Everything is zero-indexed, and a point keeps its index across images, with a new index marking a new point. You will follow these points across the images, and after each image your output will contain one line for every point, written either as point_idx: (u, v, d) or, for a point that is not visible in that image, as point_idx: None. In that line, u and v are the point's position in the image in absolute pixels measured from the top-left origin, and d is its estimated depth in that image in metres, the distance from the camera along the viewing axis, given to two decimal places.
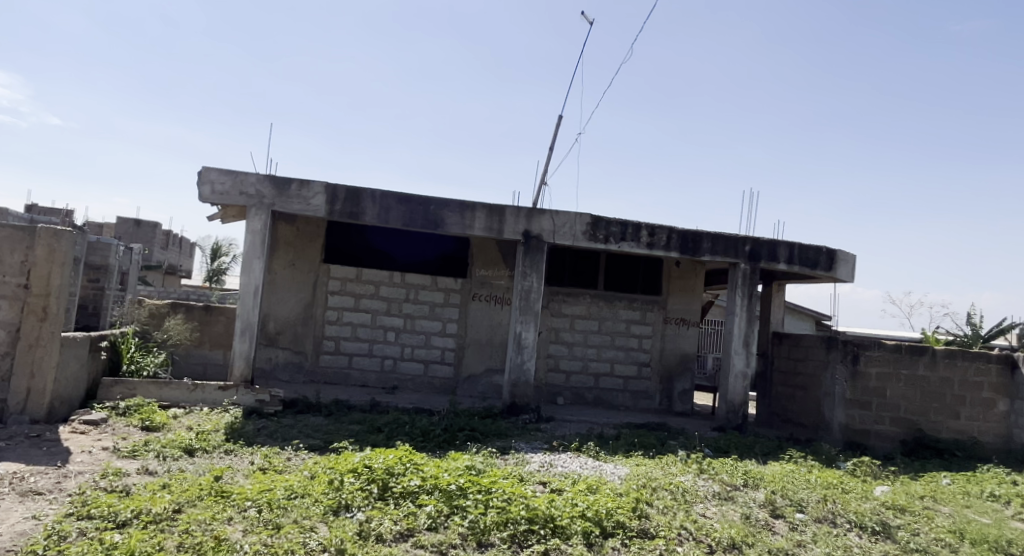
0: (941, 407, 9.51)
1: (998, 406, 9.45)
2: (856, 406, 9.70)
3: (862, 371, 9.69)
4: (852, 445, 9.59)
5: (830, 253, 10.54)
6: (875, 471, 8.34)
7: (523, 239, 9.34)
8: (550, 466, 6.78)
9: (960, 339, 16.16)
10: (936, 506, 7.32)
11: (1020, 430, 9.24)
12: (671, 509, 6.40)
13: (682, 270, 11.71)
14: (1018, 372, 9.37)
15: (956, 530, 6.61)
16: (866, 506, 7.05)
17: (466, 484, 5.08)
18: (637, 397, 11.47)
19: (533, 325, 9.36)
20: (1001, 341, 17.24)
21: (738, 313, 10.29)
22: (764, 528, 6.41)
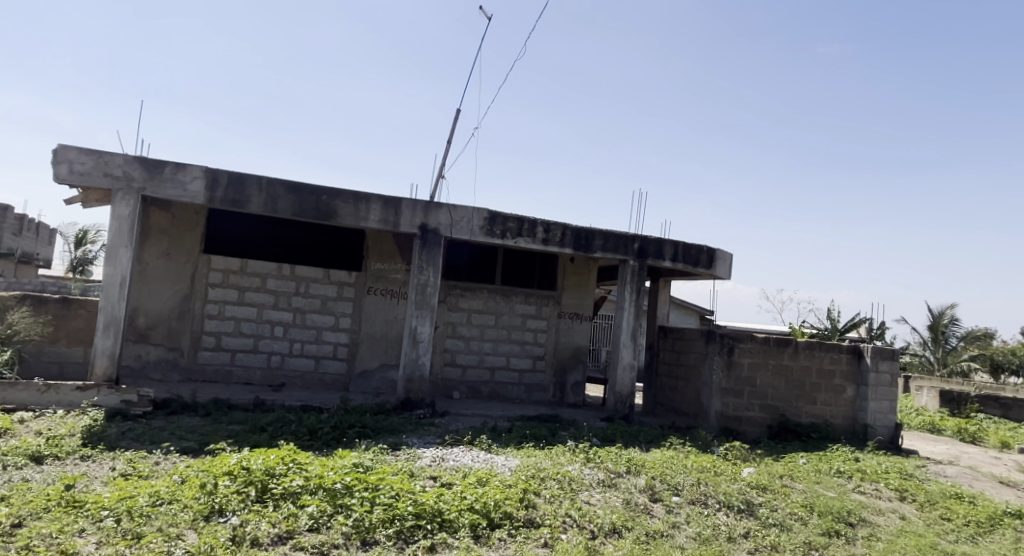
0: (800, 394, 10.29)
1: (846, 391, 10.33)
2: (729, 395, 10.36)
3: (736, 362, 10.37)
4: (726, 431, 10.24)
5: (712, 252, 11.14)
6: (744, 454, 8.91)
7: (419, 232, 9.25)
8: (442, 460, 6.77)
9: (821, 332, 17.57)
10: (792, 484, 7.95)
11: (864, 413, 10.14)
12: (557, 497, 6.58)
13: (577, 266, 12.01)
14: (864, 361, 10.29)
15: (807, 504, 7.28)
16: (734, 486, 7.55)
17: (352, 482, 4.98)
18: (531, 390, 11.67)
19: (429, 319, 9.29)
20: (855, 333, 18.95)
21: (628, 307, 10.67)
22: (643, 512, 6.73)
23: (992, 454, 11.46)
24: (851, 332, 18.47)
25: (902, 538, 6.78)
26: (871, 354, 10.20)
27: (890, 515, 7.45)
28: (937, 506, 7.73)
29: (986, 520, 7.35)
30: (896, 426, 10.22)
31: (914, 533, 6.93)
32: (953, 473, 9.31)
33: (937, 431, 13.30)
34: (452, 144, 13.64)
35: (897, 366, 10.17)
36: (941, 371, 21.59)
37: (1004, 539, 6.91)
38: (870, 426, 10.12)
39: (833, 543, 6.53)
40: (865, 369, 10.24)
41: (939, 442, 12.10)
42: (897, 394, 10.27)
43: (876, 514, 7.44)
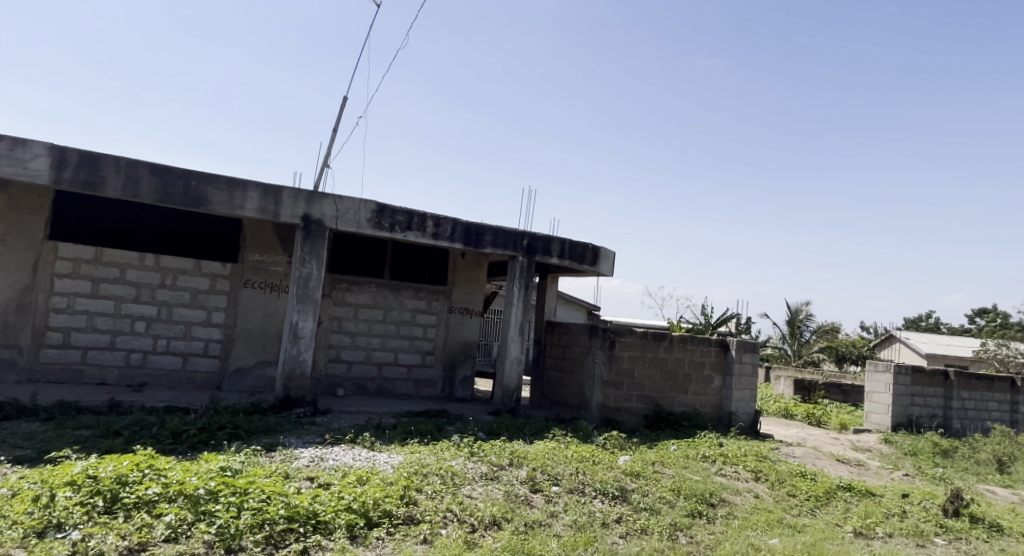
0: (674, 385, 10.81)
1: (714, 381, 10.97)
2: (610, 387, 10.68)
3: (616, 355, 10.71)
4: (606, 421, 10.54)
5: (597, 249, 11.47)
6: (622, 443, 9.25)
7: (301, 223, 8.86)
8: (320, 460, 6.53)
9: (697, 327, 18.56)
10: (663, 469, 8.33)
11: (729, 401, 10.81)
12: (439, 493, 6.54)
13: (467, 261, 12.00)
14: (730, 353, 10.96)
15: (674, 488, 7.67)
16: (609, 474, 7.82)
17: (216, 487, 4.68)
18: (419, 386, 11.53)
19: (312, 314, 8.94)
20: (725, 327, 20.17)
21: (518, 302, 10.75)
22: (523, 503, 6.83)
23: (833, 435, 12.60)
24: (721, 327, 19.65)
25: (755, 516, 7.35)
26: (735, 346, 10.88)
27: (746, 494, 8.01)
28: (785, 484, 8.41)
29: (824, 494, 8.18)
30: (756, 413, 10.97)
31: (766, 510, 7.55)
32: (801, 454, 10.12)
33: (790, 416, 14.40)
34: (339, 133, 13.21)
35: (758, 358, 10.90)
36: (797, 362, 23.45)
37: (837, 511, 7.77)
38: (734, 413, 10.81)
39: (695, 524, 6.96)
40: (731, 361, 10.90)
41: (790, 425, 13.13)
42: (757, 384, 11.04)
43: (734, 494, 7.96)
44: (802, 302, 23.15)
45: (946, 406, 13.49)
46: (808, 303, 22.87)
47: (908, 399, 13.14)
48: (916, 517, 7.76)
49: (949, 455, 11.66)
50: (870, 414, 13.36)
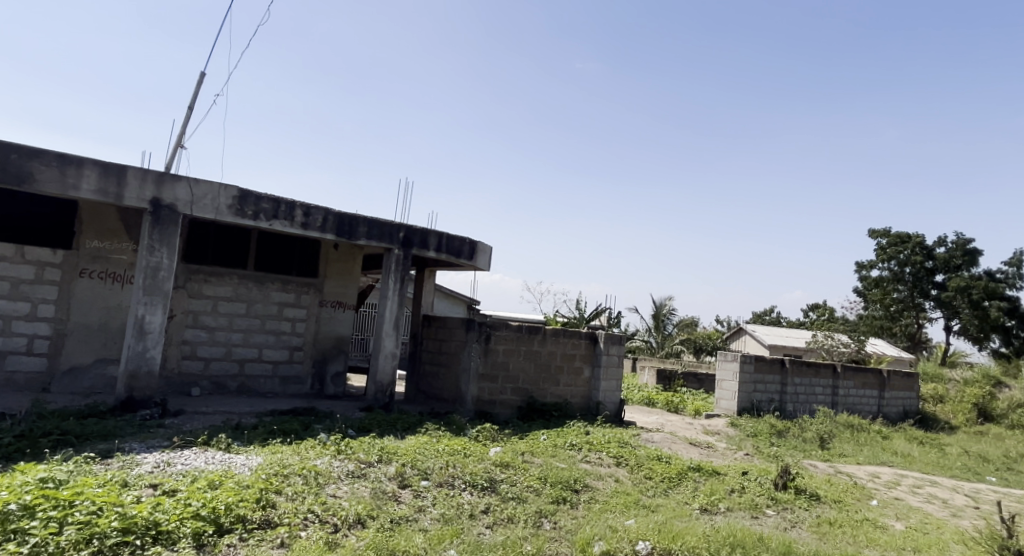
0: (546, 376, 11.07)
1: (584, 372, 11.35)
2: (485, 380, 10.75)
3: (492, 349, 10.78)
4: (481, 414, 10.61)
5: (474, 244, 11.47)
6: (494, 435, 9.35)
7: (150, 208, 8.20)
8: (166, 465, 6.08)
9: (571, 321, 19.10)
10: (531, 459, 8.50)
11: (598, 392, 11.24)
12: (300, 494, 6.29)
13: (340, 253, 11.64)
14: (598, 346, 11.36)
15: (541, 477, 7.85)
16: (479, 466, 7.87)
17: (34, 501, 4.24)
18: (286, 383, 11.04)
19: (161, 308, 8.30)
20: (598, 321, 20.91)
21: (392, 296, 10.55)
22: (390, 499, 6.73)
23: (688, 420, 13.42)
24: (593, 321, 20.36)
25: (614, 498, 7.69)
26: (604, 339, 11.30)
27: (607, 479, 8.34)
28: (643, 467, 8.85)
29: (676, 475, 8.71)
30: (621, 402, 11.50)
31: (625, 493, 7.92)
32: (659, 439, 10.68)
33: (651, 405, 15.16)
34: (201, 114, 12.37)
35: (624, 350, 11.41)
36: (660, 353, 24.75)
37: (687, 490, 8.31)
38: (601, 403, 11.25)
39: (559, 510, 7.16)
40: (599, 352, 11.32)
41: (650, 413, 13.83)
42: (623, 374, 11.56)
43: (596, 479, 8.27)
44: (666, 296, 24.42)
45: (781, 391, 14.79)
46: (670, 298, 24.16)
47: (751, 386, 14.26)
48: (752, 491, 8.46)
49: (783, 435, 12.83)
50: (720, 401, 14.36)
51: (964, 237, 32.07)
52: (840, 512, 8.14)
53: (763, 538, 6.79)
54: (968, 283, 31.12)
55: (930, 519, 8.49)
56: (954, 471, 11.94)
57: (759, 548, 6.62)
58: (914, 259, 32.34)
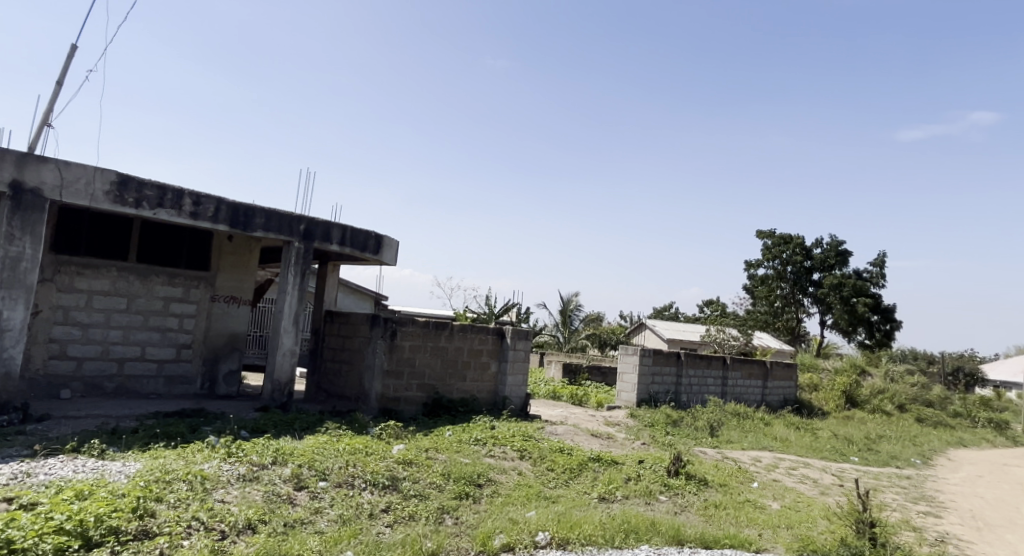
0: (453, 372, 10.99)
1: (490, 367, 11.37)
2: (390, 377, 10.48)
3: (397, 345, 10.51)
4: (386, 411, 10.34)
5: (379, 238, 11.19)
6: (398, 432, 9.17)
7: (9, 192, 7.50)
8: (26, 476, 5.58)
9: (480, 317, 19.05)
10: (435, 455, 8.40)
11: (504, 386, 11.30)
12: (184, 500, 5.93)
13: (235, 245, 11.10)
14: (505, 340, 11.41)
15: (444, 473, 7.76)
16: (381, 464, 7.68)
17: None
18: (172, 383, 10.40)
19: (22, 303, 7.61)
20: (507, 317, 21.01)
21: (291, 290, 10.14)
22: (284, 502, 6.47)
23: (590, 412, 13.71)
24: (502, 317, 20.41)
25: (516, 491, 7.72)
26: (511, 334, 11.36)
27: (510, 472, 8.36)
28: (545, 460, 8.94)
29: (577, 465, 8.86)
30: (526, 396, 11.60)
31: (527, 485, 7.97)
32: (562, 432, 10.83)
33: (557, 398, 15.37)
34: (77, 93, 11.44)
35: (531, 344, 11.50)
36: (567, 348, 25.13)
37: (587, 480, 8.47)
38: (507, 397, 11.32)
39: (462, 505, 7.11)
40: (506, 348, 11.38)
41: (554, 406, 14.02)
42: (529, 368, 11.68)
43: (499, 473, 8.27)
44: (572, 292, 24.83)
45: (677, 383, 15.38)
46: (577, 293, 24.56)
47: (649, 377, 14.75)
48: (647, 479, 8.73)
49: (678, 424, 13.35)
50: (620, 393, 14.77)
51: (837, 239, 34.62)
52: (725, 495, 8.56)
53: (655, 522, 7.02)
54: (840, 282, 33.60)
55: (802, 497, 9.08)
56: (824, 453, 12.87)
57: (651, 533, 6.85)
58: (795, 258, 34.53)
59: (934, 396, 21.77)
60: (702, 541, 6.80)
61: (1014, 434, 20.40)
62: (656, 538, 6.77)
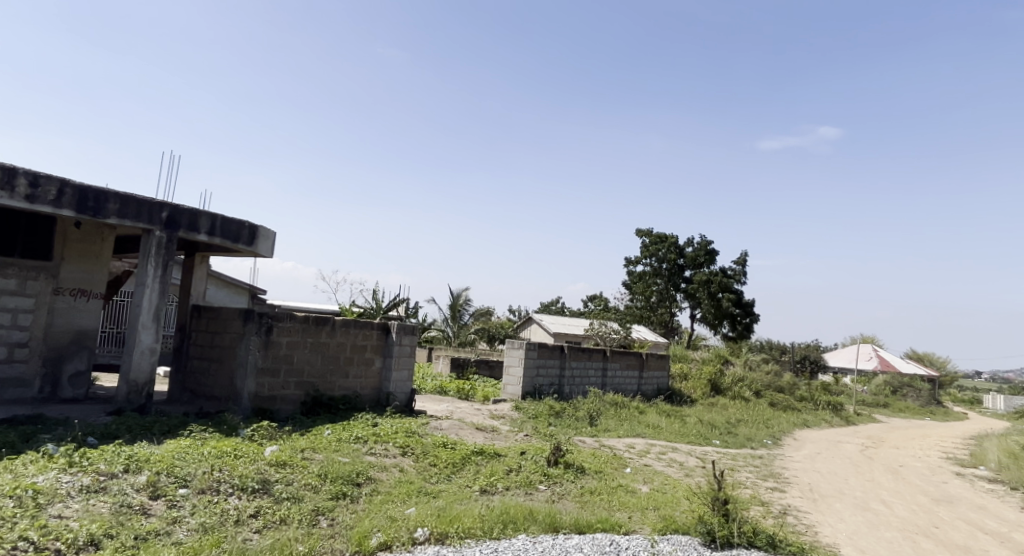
0: (335, 368, 10.33)
1: (374, 363, 10.89)
2: (265, 375, 9.52)
3: (274, 341, 9.59)
4: (260, 412, 9.38)
5: (255, 227, 10.32)
6: (271, 433, 8.57)
7: None
8: None
9: (368, 312, 18.40)
10: (312, 456, 7.91)
11: (389, 383, 10.88)
12: (11, 519, 5.21)
13: (83, 233, 10.05)
14: (391, 336, 11.01)
15: (321, 473, 7.30)
16: (251, 467, 7.10)
17: None
18: (4, 387, 9.19)
19: None
20: (394, 312, 20.50)
21: (150, 283, 9.25)
22: (135, 514, 5.84)
23: (476, 406, 13.57)
24: (391, 311, 19.85)
25: (397, 489, 7.43)
26: (396, 329, 10.97)
27: (391, 469, 8.03)
28: (428, 455, 8.69)
29: (459, 459, 8.70)
30: (411, 391, 11.26)
31: (408, 482, 7.69)
32: (447, 427, 10.60)
33: (443, 393, 15.10)
34: None
35: (416, 339, 11.22)
36: (456, 343, 24.89)
37: (469, 473, 8.33)
38: (391, 393, 10.90)
39: (338, 506, 6.73)
40: (391, 343, 10.97)
41: (440, 401, 13.76)
42: (414, 363, 11.35)
43: (379, 470, 7.91)
44: (462, 287, 24.60)
45: (560, 375, 15.59)
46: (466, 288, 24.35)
47: (534, 370, 14.83)
48: (527, 469, 8.71)
49: (560, 415, 13.53)
50: (507, 386, 14.76)
51: (706, 239, 36.71)
52: (600, 481, 8.71)
53: (532, 511, 6.99)
54: (708, 278, 35.63)
55: (668, 480, 9.44)
56: (689, 437, 13.50)
57: (529, 522, 6.81)
58: (669, 256, 36.30)
59: (784, 383, 23.57)
60: (577, 528, 6.85)
61: (846, 414, 22.56)
62: (534, 527, 6.74)
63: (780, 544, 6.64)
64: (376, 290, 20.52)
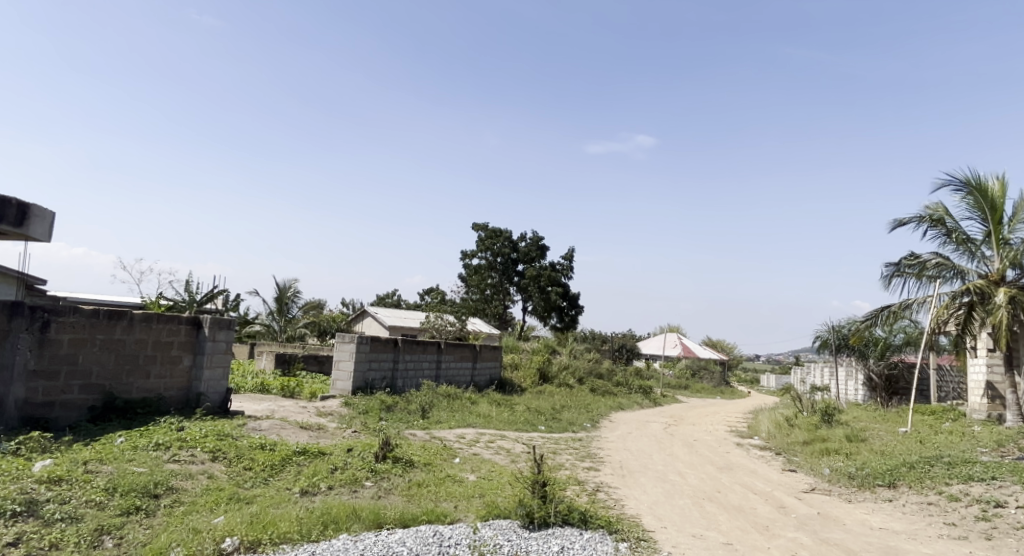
0: (132, 369, 9.22)
1: (183, 362, 9.89)
2: (41, 378, 8.24)
3: (51, 339, 8.32)
4: (32, 422, 8.10)
5: (24, 207, 8.83)
6: (44, 445, 7.44)
7: None
8: None
9: (179, 305, 16.76)
10: (97, 468, 6.98)
11: (199, 382, 9.94)
12: None
13: None
14: (202, 331, 10.09)
15: (108, 488, 6.44)
16: (13, 486, 6.09)
17: None
18: None
19: None
20: (210, 305, 18.94)
21: None
22: None
23: (301, 403, 12.83)
24: (207, 304, 18.26)
25: (204, 497, 6.75)
26: (209, 324, 10.06)
27: (199, 477, 7.29)
28: (243, 459, 8.03)
29: (279, 461, 8.13)
30: (226, 391, 10.36)
31: (217, 489, 7.02)
32: (266, 427, 9.90)
33: (265, 391, 14.10)
34: None
35: (233, 335, 10.38)
36: (283, 337, 23.51)
37: (290, 475, 7.82)
38: (202, 394, 9.98)
39: (128, 522, 5.98)
40: (203, 339, 10.06)
41: (261, 400, 12.83)
42: (230, 361, 10.47)
43: (183, 479, 7.14)
44: (291, 278, 23.27)
45: (392, 369, 15.26)
46: (294, 280, 23.06)
47: (366, 364, 14.35)
48: (353, 466, 8.36)
49: (391, 409, 13.22)
50: (335, 382, 14.06)
51: (538, 234, 37.97)
52: (427, 473, 8.58)
53: (355, 508, 6.69)
54: (538, 273, 36.88)
55: (495, 467, 9.55)
56: (517, 424, 13.80)
57: (350, 520, 6.50)
58: (503, 251, 37.12)
59: (604, 369, 25.03)
60: (402, 522, 6.66)
61: (655, 396, 24.46)
62: (355, 525, 6.45)
63: (591, 519, 6.92)
64: (189, 280, 18.78)
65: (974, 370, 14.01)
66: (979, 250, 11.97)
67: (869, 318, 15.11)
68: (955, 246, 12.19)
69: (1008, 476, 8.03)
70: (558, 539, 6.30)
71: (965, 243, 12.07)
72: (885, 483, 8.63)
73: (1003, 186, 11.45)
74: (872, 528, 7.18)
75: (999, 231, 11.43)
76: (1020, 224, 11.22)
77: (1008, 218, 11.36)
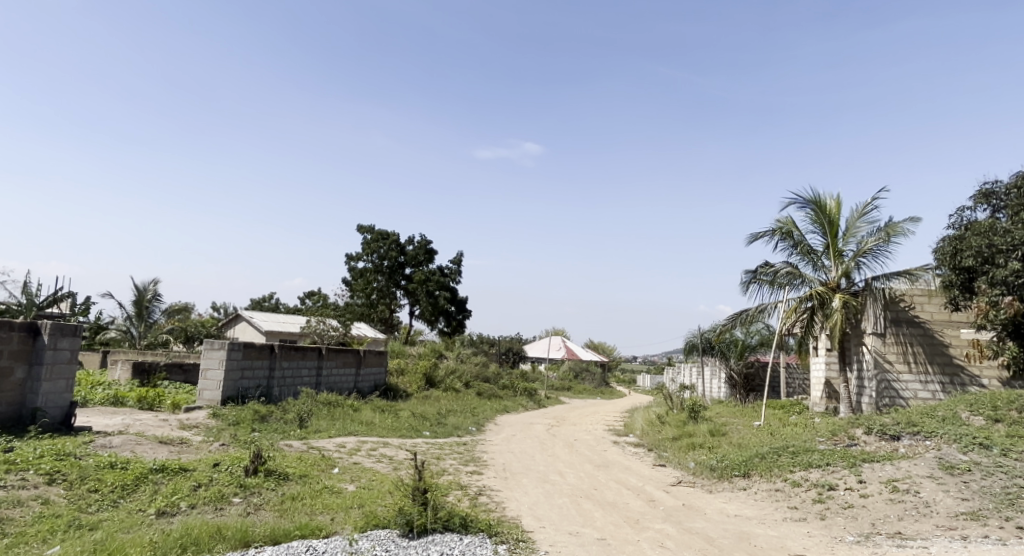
0: None
1: (15, 374, 8.93)
2: None
3: None
4: None
5: None
6: None
7: None
8: None
9: (15, 308, 15.15)
10: None
11: (34, 396, 8.99)
12: None
13: None
14: (41, 338, 9.18)
15: None
16: None
17: None
18: None
19: None
20: (54, 310, 17.22)
21: None
22: None
23: (162, 416, 11.93)
24: (49, 307, 16.57)
25: (35, 527, 6.11)
26: (49, 330, 9.18)
27: (29, 503, 6.60)
28: (87, 481, 7.36)
29: (131, 480, 7.51)
30: (69, 406, 9.44)
31: (53, 516, 6.39)
32: (119, 443, 9.12)
33: (120, 404, 12.99)
34: None
35: (78, 343, 9.53)
36: (143, 344, 21.74)
37: (143, 496, 7.25)
38: (38, 409, 9.02)
39: None
40: (41, 348, 9.14)
41: (113, 414, 11.81)
42: (75, 372, 9.58)
43: (9, 507, 6.45)
44: (152, 280, 21.58)
45: (268, 376, 14.58)
46: (157, 281, 21.39)
47: (237, 372, 13.57)
48: (219, 482, 7.86)
49: (265, 420, 12.61)
50: (202, 392, 13.19)
51: (426, 238, 37.67)
52: (303, 486, 8.26)
53: (220, 528, 6.28)
54: (427, 276, 36.57)
55: (376, 476, 9.35)
56: (401, 431, 13.57)
57: (214, 541, 6.10)
58: (390, 253, 36.52)
59: (491, 373, 25.20)
60: (271, 538, 6.35)
61: (539, 398, 24.88)
62: (220, 546, 6.06)
63: (470, 524, 6.91)
64: (29, 281, 16.99)
65: (816, 367, 15.39)
66: (821, 261, 13.13)
67: (730, 321, 16.16)
68: (801, 256, 13.28)
69: (840, 461, 8.86)
70: (437, 545, 6.25)
71: (809, 254, 13.18)
72: (740, 473, 9.24)
73: (838, 204, 12.62)
74: (727, 515, 7.66)
75: (836, 244, 12.59)
76: (852, 238, 12.42)
77: (842, 232, 12.53)
